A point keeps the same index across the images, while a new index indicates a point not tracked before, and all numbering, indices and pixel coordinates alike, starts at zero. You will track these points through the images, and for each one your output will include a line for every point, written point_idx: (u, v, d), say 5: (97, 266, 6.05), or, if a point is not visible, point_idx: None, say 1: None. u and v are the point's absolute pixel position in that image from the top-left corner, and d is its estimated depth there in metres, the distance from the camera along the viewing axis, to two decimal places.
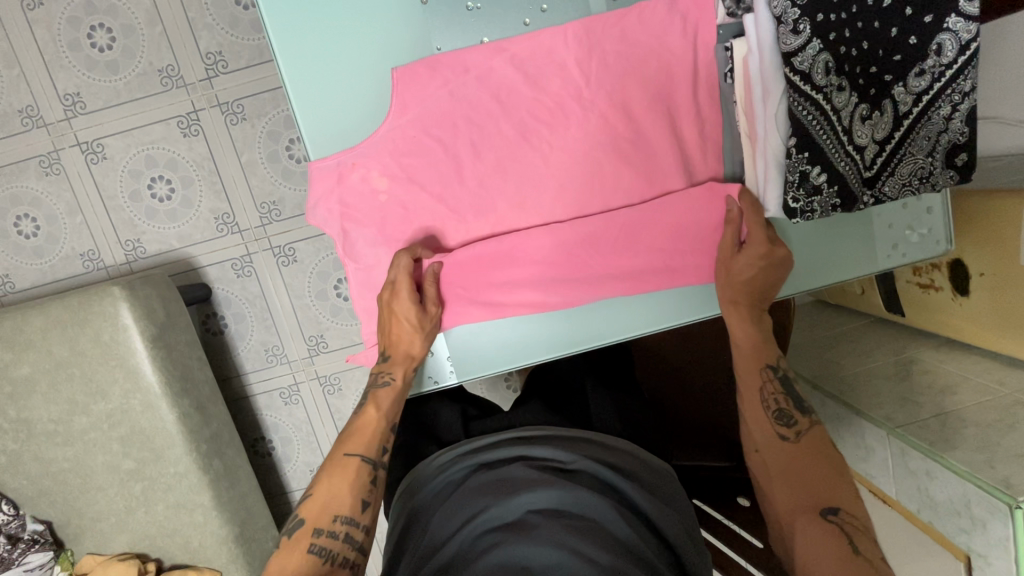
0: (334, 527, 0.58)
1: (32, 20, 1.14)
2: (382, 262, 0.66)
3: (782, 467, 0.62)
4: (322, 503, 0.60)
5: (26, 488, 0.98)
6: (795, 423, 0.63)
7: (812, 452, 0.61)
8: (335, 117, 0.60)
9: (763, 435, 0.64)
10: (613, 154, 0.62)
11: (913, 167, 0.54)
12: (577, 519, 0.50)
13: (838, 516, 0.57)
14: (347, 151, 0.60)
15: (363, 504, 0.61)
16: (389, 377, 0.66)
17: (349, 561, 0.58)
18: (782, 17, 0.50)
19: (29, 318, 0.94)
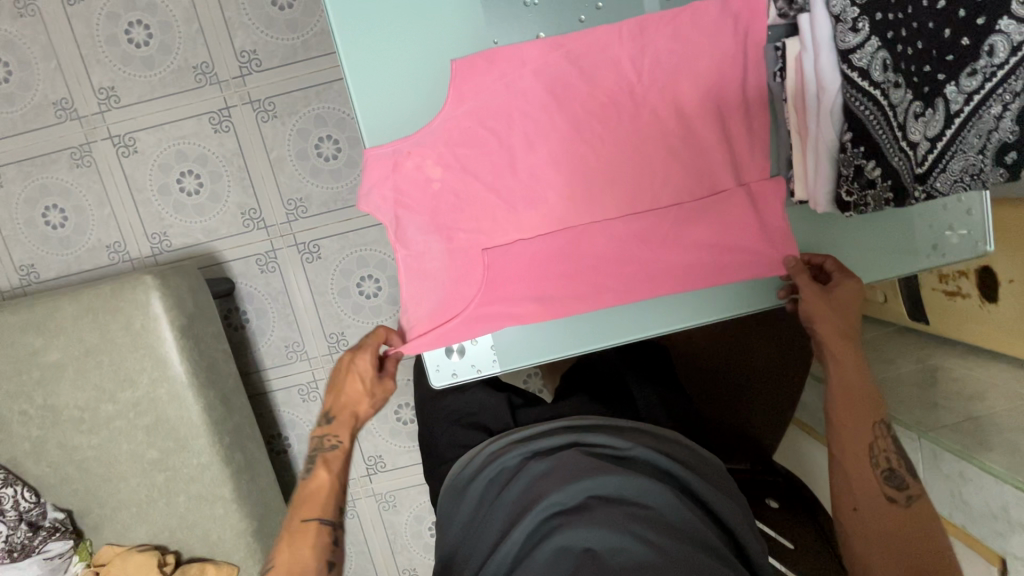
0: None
1: (71, 15, 1.17)
2: (432, 251, 0.65)
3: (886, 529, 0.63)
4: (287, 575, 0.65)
5: (49, 476, 0.98)
6: (906, 488, 0.65)
7: (922, 521, 0.63)
8: (390, 103, 0.63)
9: (869, 497, 0.65)
10: (663, 149, 0.64)
11: (964, 164, 0.51)
12: (639, 505, 0.53)
13: None
14: (403, 140, 0.61)
15: (328, 564, 0.67)
16: (335, 441, 0.72)
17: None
18: (841, 15, 0.54)
19: (60, 305, 0.94)
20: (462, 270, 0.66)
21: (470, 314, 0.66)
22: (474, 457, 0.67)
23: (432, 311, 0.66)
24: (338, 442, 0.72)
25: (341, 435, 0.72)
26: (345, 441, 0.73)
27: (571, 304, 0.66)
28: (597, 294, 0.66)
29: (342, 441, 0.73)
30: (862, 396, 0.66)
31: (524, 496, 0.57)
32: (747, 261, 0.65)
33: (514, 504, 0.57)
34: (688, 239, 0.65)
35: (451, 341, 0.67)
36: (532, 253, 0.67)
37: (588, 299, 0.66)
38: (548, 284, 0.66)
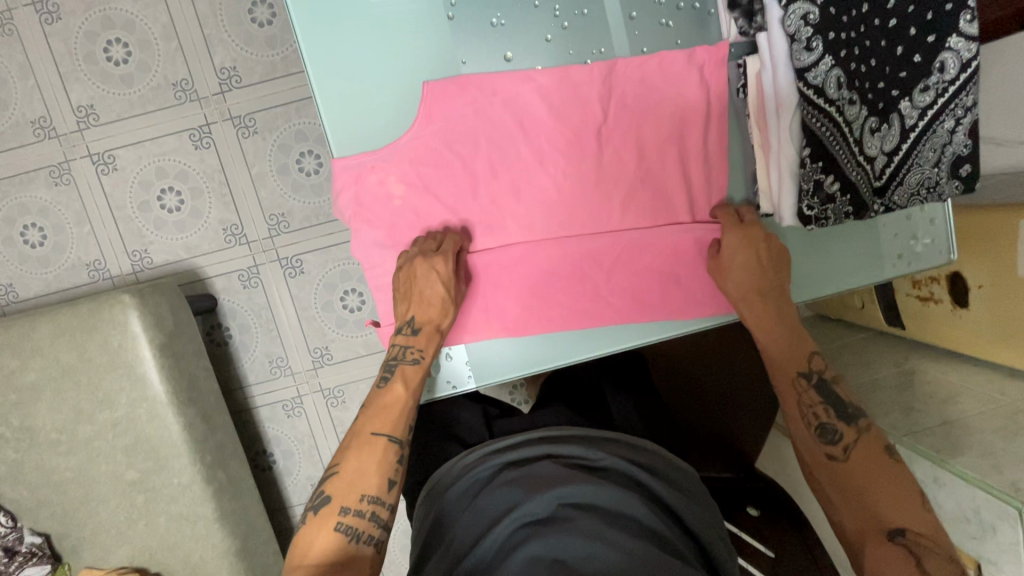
0: (361, 506, 0.58)
1: (49, 34, 1.17)
2: (389, 263, 0.65)
3: (839, 487, 0.58)
4: (347, 486, 0.59)
5: (26, 499, 0.96)
6: (841, 438, 0.60)
7: (866, 469, 0.58)
8: (355, 115, 0.59)
9: (808, 450, 0.61)
10: (625, 184, 0.64)
11: (921, 177, 0.57)
12: (608, 511, 0.54)
13: (906, 537, 0.53)
14: (367, 153, 0.60)
15: (388, 484, 0.60)
16: (418, 355, 0.62)
17: (374, 537, 0.58)
18: (796, 34, 0.52)
19: (36, 326, 0.94)
20: None
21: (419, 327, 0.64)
22: (447, 469, 0.68)
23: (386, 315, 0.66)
24: (422, 356, 0.62)
25: (425, 351, 0.62)
26: (429, 357, 0.62)
27: (524, 332, 0.65)
28: (550, 323, 0.65)
29: (425, 357, 0.62)
30: (780, 349, 0.63)
31: (496, 505, 0.58)
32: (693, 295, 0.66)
33: (487, 513, 0.58)
34: (640, 277, 0.65)
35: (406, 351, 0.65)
36: (488, 280, 0.65)
37: (539, 319, 0.65)
38: (503, 311, 0.65)
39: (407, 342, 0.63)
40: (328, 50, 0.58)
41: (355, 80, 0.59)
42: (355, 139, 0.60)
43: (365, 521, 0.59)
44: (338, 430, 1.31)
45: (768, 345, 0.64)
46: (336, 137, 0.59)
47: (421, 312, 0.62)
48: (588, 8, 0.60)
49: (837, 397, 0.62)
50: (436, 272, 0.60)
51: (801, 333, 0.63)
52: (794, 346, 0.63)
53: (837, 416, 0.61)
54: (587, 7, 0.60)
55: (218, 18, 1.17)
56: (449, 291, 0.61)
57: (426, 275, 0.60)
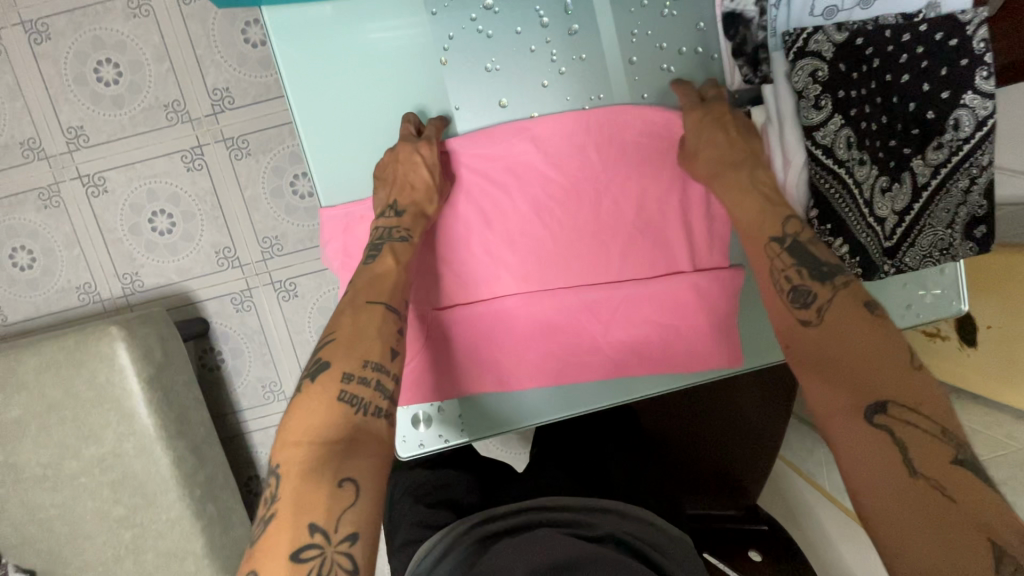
0: (364, 373, 0.52)
1: (38, 54, 1.14)
2: None
3: (812, 358, 0.48)
4: (344, 351, 0.52)
5: (11, 536, 0.94)
6: (812, 302, 0.50)
7: (845, 329, 0.47)
8: (347, 162, 0.59)
9: (781, 324, 0.52)
10: (623, 234, 0.61)
11: (933, 239, 0.55)
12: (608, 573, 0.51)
13: (886, 410, 0.43)
14: (356, 203, 0.59)
15: (392, 350, 0.54)
16: (405, 234, 0.58)
17: (383, 407, 0.51)
18: (804, 92, 0.54)
19: (20, 359, 0.91)
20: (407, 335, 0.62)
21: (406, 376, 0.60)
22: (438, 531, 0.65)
23: None
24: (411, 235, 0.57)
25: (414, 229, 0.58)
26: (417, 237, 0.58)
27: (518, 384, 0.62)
28: (545, 376, 0.62)
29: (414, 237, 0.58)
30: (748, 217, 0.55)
31: (486, 571, 0.55)
32: (694, 351, 0.62)
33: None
34: (639, 329, 0.62)
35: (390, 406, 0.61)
36: (481, 331, 0.61)
37: (535, 375, 0.62)
38: (496, 362, 0.62)
39: (390, 227, 0.58)
40: (314, 91, 0.56)
41: (346, 126, 0.58)
42: (343, 183, 0.59)
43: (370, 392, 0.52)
44: None
45: (731, 209, 0.57)
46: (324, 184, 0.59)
47: (404, 197, 0.58)
48: (586, 53, 0.58)
49: (813, 255, 0.52)
50: (421, 159, 0.56)
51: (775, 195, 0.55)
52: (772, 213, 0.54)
53: (811, 276, 0.51)
54: (585, 52, 0.58)
55: (210, 38, 1.14)
56: (436, 179, 0.58)
57: (413, 161, 0.56)
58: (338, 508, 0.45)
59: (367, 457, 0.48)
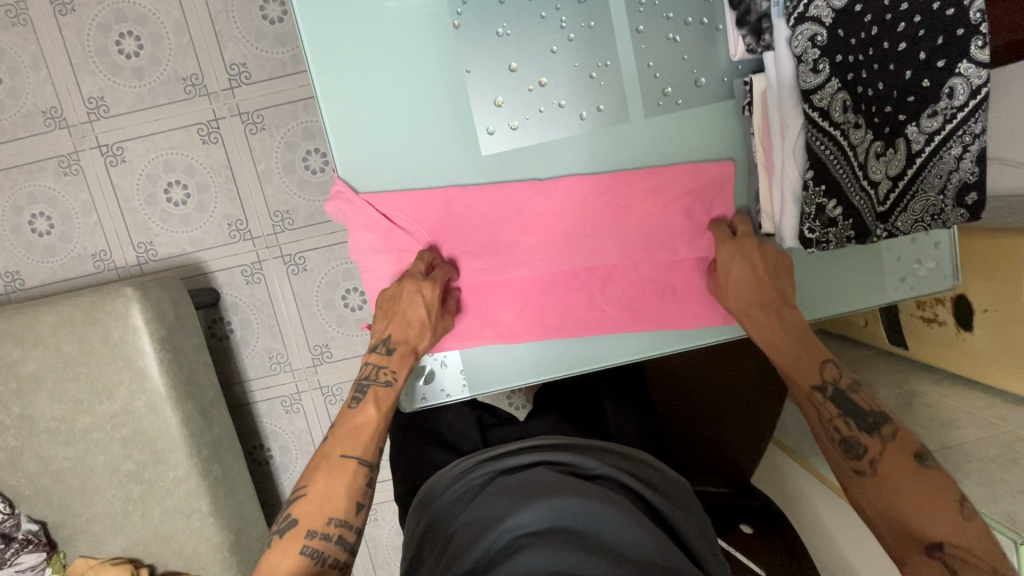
0: (328, 529, 0.57)
1: (63, 24, 1.18)
2: (381, 269, 0.62)
3: (874, 499, 0.56)
4: (316, 508, 0.57)
5: (23, 487, 0.97)
6: (866, 452, 0.57)
7: (897, 472, 0.55)
8: (375, 137, 0.59)
9: (838, 471, 0.59)
10: (627, 201, 0.60)
11: (925, 205, 0.53)
12: (604, 510, 0.54)
13: (943, 549, 0.51)
14: (365, 166, 0.59)
15: (357, 509, 0.59)
16: (391, 376, 0.60)
17: (341, 562, 0.57)
18: (803, 55, 0.49)
19: (37, 316, 0.94)
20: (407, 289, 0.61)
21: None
22: (441, 475, 0.69)
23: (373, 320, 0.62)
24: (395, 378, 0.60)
25: (398, 372, 0.60)
26: (403, 379, 0.60)
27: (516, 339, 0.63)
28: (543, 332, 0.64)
29: (398, 379, 0.60)
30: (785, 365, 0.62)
31: (488, 513, 0.58)
32: (692, 312, 0.64)
33: (480, 518, 0.58)
34: (639, 290, 0.63)
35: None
36: (482, 289, 0.63)
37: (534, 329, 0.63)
38: (495, 318, 0.63)
39: (379, 362, 0.61)
40: (327, 55, 0.57)
41: (371, 100, 0.58)
42: (358, 151, 0.59)
43: (331, 545, 0.57)
44: None
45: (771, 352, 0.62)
46: (349, 163, 0.59)
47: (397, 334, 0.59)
48: (594, 20, 0.57)
49: (855, 406, 0.60)
50: (421, 296, 0.57)
51: (811, 342, 0.60)
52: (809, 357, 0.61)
53: (858, 429, 0.59)
54: (594, 20, 0.57)
55: (229, 14, 1.17)
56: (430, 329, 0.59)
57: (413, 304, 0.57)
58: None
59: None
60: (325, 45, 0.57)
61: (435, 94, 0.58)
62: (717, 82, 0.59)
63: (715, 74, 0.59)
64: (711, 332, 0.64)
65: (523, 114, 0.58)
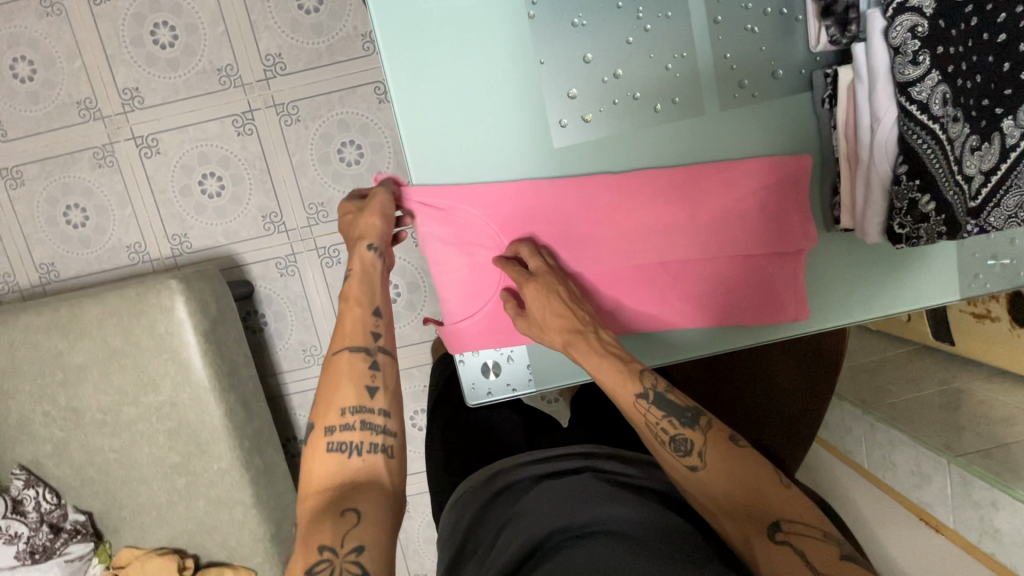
0: (346, 419, 0.58)
1: (97, 14, 1.17)
2: (452, 265, 0.60)
3: (716, 493, 0.52)
4: (326, 406, 0.59)
5: (69, 477, 0.98)
6: (693, 446, 0.53)
7: (730, 460, 0.52)
8: (450, 128, 0.58)
9: (692, 482, 0.53)
10: (702, 194, 0.59)
11: (1020, 198, 0.49)
12: (645, 520, 0.54)
13: (785, 529, 0.48)
14: (440, 160, 0.59)
15: (371, 389, 0.60)
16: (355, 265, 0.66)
17: (375, 443, 0.58)
18: (901, 47, 0.47)
19: (83, 308, 0.94)
20: (481, 283, 0.61)
21: (480, 322, 0.62)
22: (484, 474, 0.69)
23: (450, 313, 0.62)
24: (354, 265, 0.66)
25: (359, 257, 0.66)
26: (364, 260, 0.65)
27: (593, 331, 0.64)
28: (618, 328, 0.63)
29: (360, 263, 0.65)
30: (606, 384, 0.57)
31: (531, 514, 0.58)
32: (773, 304, 0.63)
33: (522, 519, 0.58)
34: (713, 285, 0.62)
35: (466, 348, 0.63)
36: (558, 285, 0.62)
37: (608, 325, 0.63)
38: None
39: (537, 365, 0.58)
40: (401, 48, 0.56)
41: (445, 92, 0.57)
42: (432, 144, 0.58)
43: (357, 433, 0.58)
44: None
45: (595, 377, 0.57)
46: (421, 157, 0.58)
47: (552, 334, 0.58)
48: (671, 11, 0.56)
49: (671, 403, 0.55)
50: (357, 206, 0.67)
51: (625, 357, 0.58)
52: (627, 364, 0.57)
53: (681, 424, 0.54)
54: (671, 10, 0.56)
55: (265, 4, 1.16)
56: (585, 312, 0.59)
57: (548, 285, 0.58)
58: (342, 534, 0.51)
59: (367, 497, 0.55)
60: (400, 35, 0.56)
61: (512, 86, 0.57)
62: (794, 75, 0.58)
63: (793, 66, 0.58)
64: (788, 326, 0.64)
65: (597, 107, 0.58)
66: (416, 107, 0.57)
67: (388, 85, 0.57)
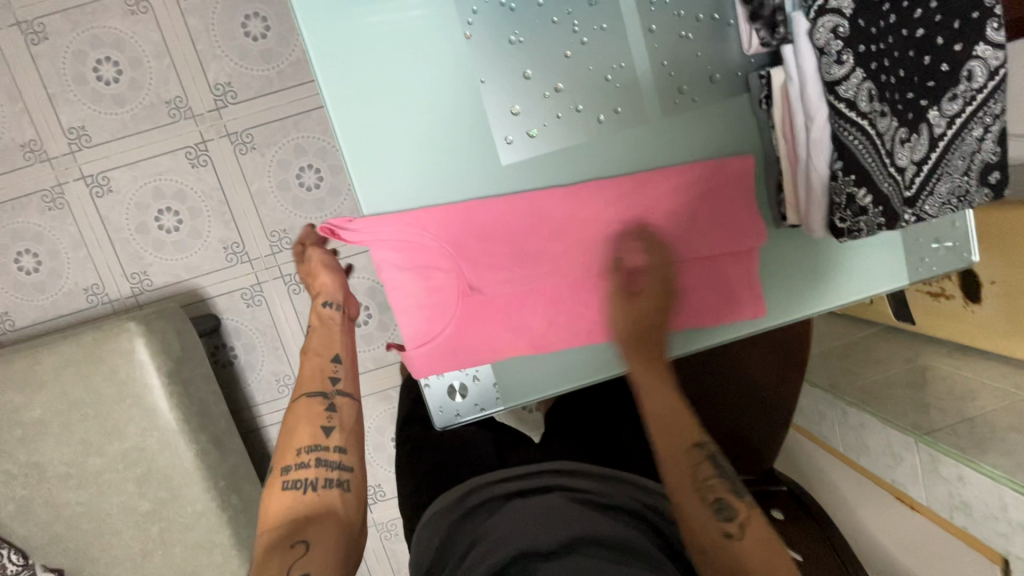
0: (302, 456, 0.62)
1: (35, 54, 1.13)
2: (408, 288, 0.59)
3: (734, 562, 0.51)
4: (285, 444, 0.64)
5: (36, 536, 0.94)
6: (736, 515, 0.54)
7: (763, 547, 0.52)
8: (397, 152, 0.57)
9: (702, 529, 0.54)
10: (653, 201, 0.60)
11: (951, 186, 0.51)
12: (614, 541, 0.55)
13: None
14: (390, 185, 0.58)
15: (325, 426, 0.65)
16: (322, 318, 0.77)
17: (328, 479, 0.62)
18: (825, 47, 0.47)
19: (38, 358, 0.91)
20: (439, 305, 0.60)
21: (441, 345, 0.62)
22: (451, 495, 0.68)
23: (409, 337, 0.61)
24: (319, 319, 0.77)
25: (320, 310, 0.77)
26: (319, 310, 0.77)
27: (555, 343, 0.63)
28: (578, 337, 0.64)
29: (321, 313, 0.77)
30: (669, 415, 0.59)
31: (505, 533, 0.57)
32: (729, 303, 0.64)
33: (496, 538, 0.58)
34: (670, 289, 0.63)
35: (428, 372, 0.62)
36: (516, 300, 0.61)
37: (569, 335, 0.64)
38: (527, 328, 0.63)
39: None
40: (339, 75, 0.55)
41: (388, 117, 0.57)
42: (379, 169, 0.58)
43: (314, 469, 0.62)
44: None
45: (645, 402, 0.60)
46: (368, 182, 0.57)
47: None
48: (606, 23, 0.57)
49: (731, 478, 0.58)
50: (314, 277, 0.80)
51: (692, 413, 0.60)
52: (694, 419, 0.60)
53: (729, 493, 0.56)
54: (606, 22, 0.57)
55: (211, 33, 1.14)
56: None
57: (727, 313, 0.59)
58: (290, 562, 0.53)
59: (319, 528, 0.58)
60: (336, 62, 0.55)
61: (457, 107, 0.57)
62: (731, 78, 0.59)
63: (729, 70, 0.59)
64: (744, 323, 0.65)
65: (542, 122, 0.58)
66: (360, 133, 0.57)
67: (328, 113, 0.56)
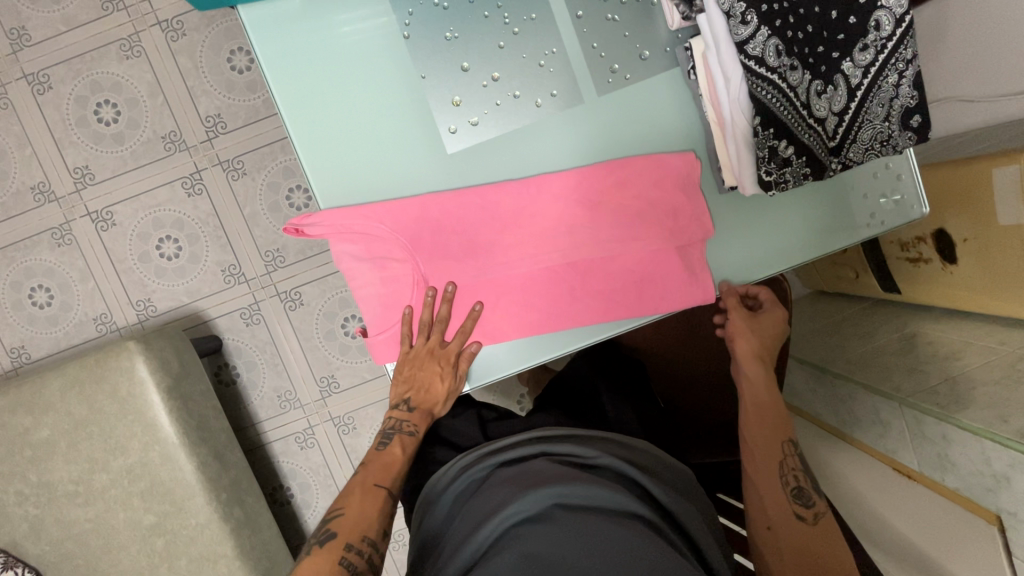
0: (362, 543, 0.59)
1: (42, 102, 1.22)
2: (376, 278, 0.62)
3: (797, 545, 0.62)
4: (353, 522, 0.60)
5: (48, 554, 0.97)
6: (813, 505, 0.65)
7: (826, 536, 0.63)
8: (347, 154, 0.61)
9: (782, 515, 0.64)
10: (601, 193, 0.63)
11: (873, 132, 0.59)
12: (601, 499, 0.56)
13: None
14: (345, 185, 0.61)
15: (385, 530, 0.62)
16: (411, 428, 0.68)
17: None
18: (730, 10, 0.53)
19: (45, 381, 0.96)
20: (404, 294, 0.63)
21: (398, 336, 0.64)
22: (443, 472, 0.70)
23: (373, 327, 0.64)
24: (417, 431, 0.68)
25: (418, 425, 0.68)
26: (422, 430, 0.68)
27: (520, 327, 0.65)
28: (543, 320, 0.64)
29: (418, 431, 0.68)
30: (770, 412, 0.69)
31: (492, 502, 0.59)
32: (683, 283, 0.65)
33: (479, 509, 0.59)
34: (623, 272, 0.64)
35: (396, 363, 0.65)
36: (477, 286, 0.64)
37: (531, 320, 0.64)
38: (490, 313, 0.64)
39: (403, 416, 0.68)
40: (287, 78, 0.59)
41: (338, 120, 0.60)
42: (330, 170, 0.61)
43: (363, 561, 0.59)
44: (352, 458, 1.32)
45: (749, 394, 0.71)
46: (320, 182, 0.61)
47: (420, 397, 0.67)
48: (535, 13, 0.60)
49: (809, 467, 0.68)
50: (435, 371, 0.65)
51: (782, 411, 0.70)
52: (784, 417, 0.69)
53: (811, 482, 0.66)
54: (535, 12, 0.60)
55: (200, 70, 1.22)
56: (452, 389, 0.66)
57: (741, 338, 0.70)
58: None
59: None
60: (284, 74, 0.59)
61: (402, 107, 0.61)
62: (661, 54, 0.63)
63: (658, 46, 0.63)
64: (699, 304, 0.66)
65: (481, 110, 0.61)
66: (310, 138, 0.60)
67: (281, 114, 0.60)
